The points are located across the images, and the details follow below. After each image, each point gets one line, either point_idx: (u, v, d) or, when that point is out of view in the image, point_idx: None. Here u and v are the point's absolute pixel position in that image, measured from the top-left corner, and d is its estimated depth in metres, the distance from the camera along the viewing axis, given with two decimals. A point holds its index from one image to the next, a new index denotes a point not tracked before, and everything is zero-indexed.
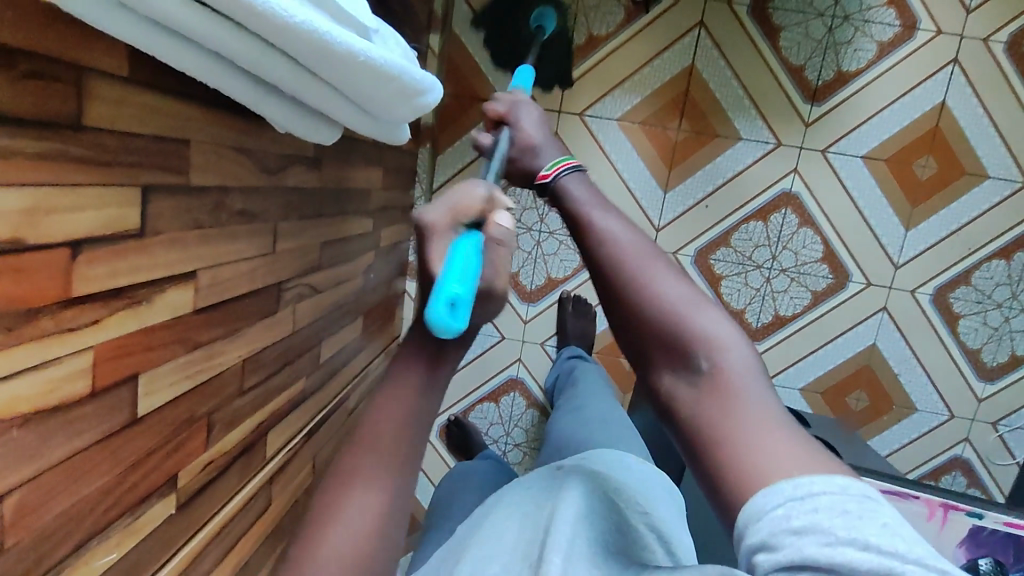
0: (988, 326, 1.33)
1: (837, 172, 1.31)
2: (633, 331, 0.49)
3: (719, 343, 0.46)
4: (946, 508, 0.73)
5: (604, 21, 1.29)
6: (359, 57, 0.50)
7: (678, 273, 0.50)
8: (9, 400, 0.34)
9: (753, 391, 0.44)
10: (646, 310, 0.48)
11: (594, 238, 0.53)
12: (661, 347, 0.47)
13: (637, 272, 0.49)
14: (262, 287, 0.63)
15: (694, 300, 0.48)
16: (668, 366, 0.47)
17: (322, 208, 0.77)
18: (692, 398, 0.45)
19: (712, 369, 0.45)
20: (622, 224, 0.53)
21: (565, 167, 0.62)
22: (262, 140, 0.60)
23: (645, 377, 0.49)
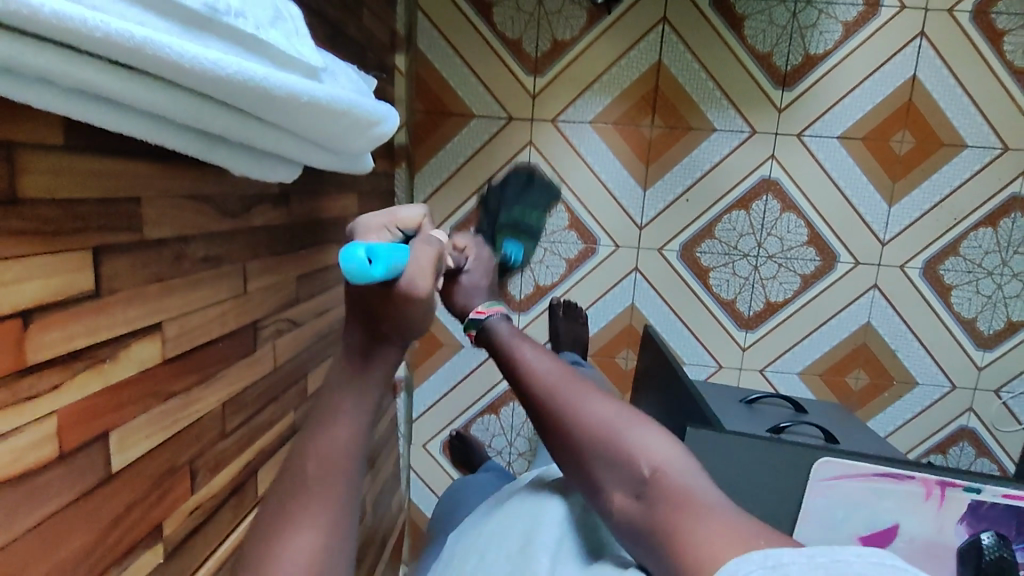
0: (981, 295, 1.33)
1: (815, 155, 1.31)
2: (577, 455, 0.51)
3: (653, 450, 0.47)
4: (943, 486, 0.71)
5: (568, 26, 1.29)
6: (303, 98, 0.51)
7: (600, 390, 0.53)
8: None
9: (691, 490, 0.44)
10: (583, 434, 0.50)
11: (529, 377, 0.55)
12: (605, 468, 0.49)
13: (569, 397, 0.52)
14: (236, 328, 0.64)
15: (624, 415, 0.51)
16: (616, 483, 0.48)
17: (294, 242, 0.78)
18: (643, 514, 0.46)
19: (654, 472, 0.46)
20: (547, 360, 0.55)
21: (497, 309, 0.63)
22: (220, 185, 0.60)
23: (599, 498, 0.50)
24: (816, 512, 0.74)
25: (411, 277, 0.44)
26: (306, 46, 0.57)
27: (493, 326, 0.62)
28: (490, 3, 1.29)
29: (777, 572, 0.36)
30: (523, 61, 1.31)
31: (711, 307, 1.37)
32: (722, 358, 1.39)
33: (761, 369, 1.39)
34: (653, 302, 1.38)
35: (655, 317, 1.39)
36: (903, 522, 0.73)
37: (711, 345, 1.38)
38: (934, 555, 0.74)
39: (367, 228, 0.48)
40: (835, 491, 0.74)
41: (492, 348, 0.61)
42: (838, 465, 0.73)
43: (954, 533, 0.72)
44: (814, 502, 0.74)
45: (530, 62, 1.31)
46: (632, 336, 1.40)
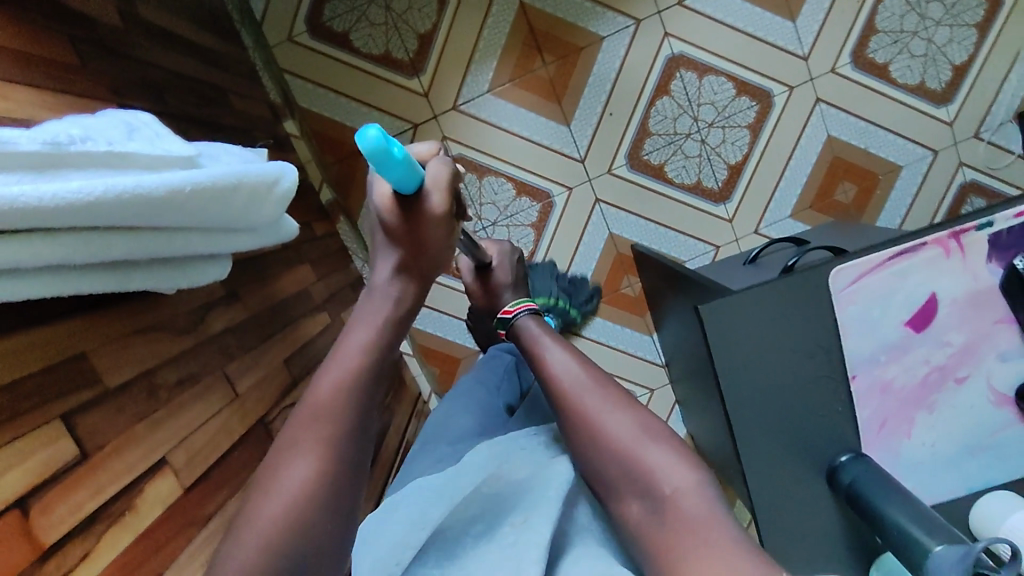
0: (917, 57, 1.32)
1: (703, 13, 1.29)
2: (604, 467, 0.58)
3: (671, 469, 0.55)
4: (957, 236, 0.71)
5: (423, 16, 1.28)
6: (185, 188, 0.50)
7: (627, 405, 0.61)
8: None
9: (705, 506, 0.53)
10: (611, 451, 0.58)
11: (563, 393, 0.62)
12: (624, 479, 0.57)
13: (602, 419, 0.59)
14: (242, 433, 0.64)
15: (647, 434, 0.58)
16: (635, 496, 0.56)
17: (264, 332, 0.78)
18: (657, 516, 0.54)
19: (672, 492, 0.54)
20: (588, 381, 0.62)
21: (524, 308, 0.73)
22: (164, 308, 0.60)
23: (610, 500, 0.58)
24: (855, 321, 0.72)
25: (429, 192, 0.55)
26: (172, 144, 0.57)
27: (529, 337, 0.69)
28: (343, 33, 1.29)
29: None
30: (399, 68, 1.30)
31: (681, 198, 1.36)
32: (715, 239, 1.37)
33: (756, 230, 1.37)
34: (629, 221, 1.37)
35: (636, 234, 1.37)
36: (938, 288, 0.72)
37: (699, 232, 1.37)
38: (983, 304, 0.72)
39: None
40: (862, 293, 0.72)
41: (528, 352, 0.68)
42: (853, 267, 0.71)
43: (987, 274, 0.72)
44: (849, 314, 0.72)
45: (406, 67, 1.30)
46: (625, 262, 1.39)
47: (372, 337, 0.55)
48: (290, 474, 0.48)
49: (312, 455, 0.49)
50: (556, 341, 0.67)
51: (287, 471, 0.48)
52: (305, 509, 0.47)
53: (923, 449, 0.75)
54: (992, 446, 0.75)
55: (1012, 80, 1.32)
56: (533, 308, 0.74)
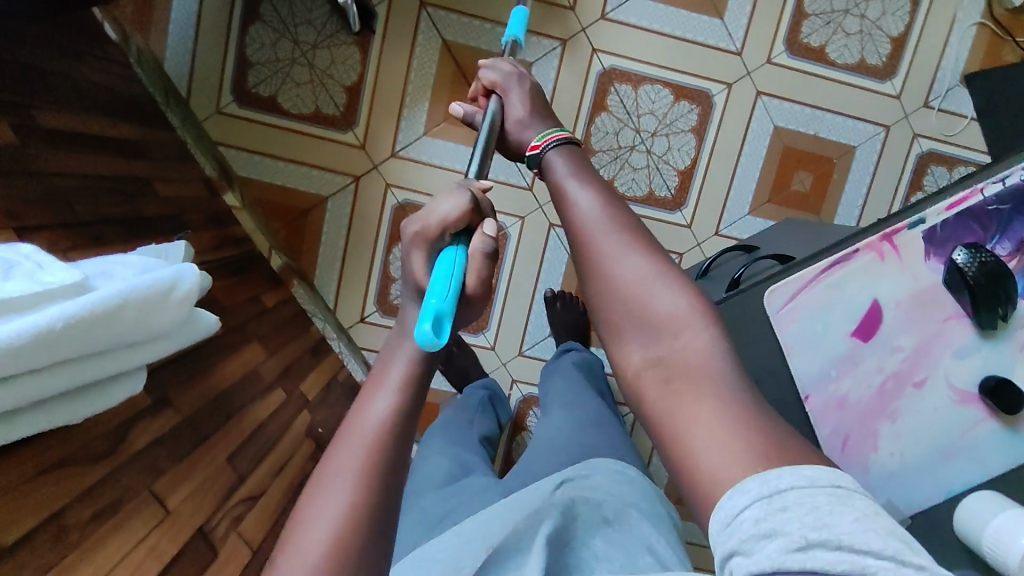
0: (853, 35, 1.29)
1: (629, 23, 1.27)
2: (611, 305, 0.51)
3: (686, 318, 0.48)
4: (888, 239, 0.69)
5: (348, 68, 1.27)
6: (53, 326, 0.49)
7: (647, 248, 0.53)
8: None
9: (712, 364, 0.46)
10: (616, 290, 0.51)
11: (579, 232, 0.55)
12: (631, 322, 0.50)
13: (612, 257, 0.52)
14: (176, 551, 0.62)
15: (665, 278, 0.51)
16: (639, 336, 0.49)
17: (202, 430, 0.76)
18: (660, 361, 0.48)
19: (681, 347, 0.47)
20: (606, 215, 0.55)
21: (552, 139, 0.65)
22: (75, 438, 0.58)
23: (612, 348, 0.52)
24: (797, 339, 0.71)
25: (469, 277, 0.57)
26: (55, 270, 0.55)
27: (556, 174, 0.61)
28: (271, 97, 1.27)
29: (774, 502, 0.37)
30: (332, 124, 1.29)
31: (635, 211, 1.33)
32: (676, 247, 1.35)
33: (717, 233, 1.35)
34: None
35: None
36: (879, 294, 0.70)
37: (658, 242, 1.34)
38: (928, 303, 0.70)
39: (419, 239, 0.57)
40: (800, 312, 0.71)
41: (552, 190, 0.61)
42: (785, 286, 0.71)
43: (927, 272, 0.70)
44: (790, 333, 0.72)
45: (339, 121, 1.29)
46: None
47: (399, 401, 0.51)
48: (320, 506, 0.46)
49: (348, 485, 0.46)
50: (582, 173, 0.60)
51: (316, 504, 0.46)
52: (346, 541, 0.44)
53: (890, 460, 0.72)
54: (965, 448, 0.72)
55: (953, 45, 1.29)
56: (565, 139, 0.66)
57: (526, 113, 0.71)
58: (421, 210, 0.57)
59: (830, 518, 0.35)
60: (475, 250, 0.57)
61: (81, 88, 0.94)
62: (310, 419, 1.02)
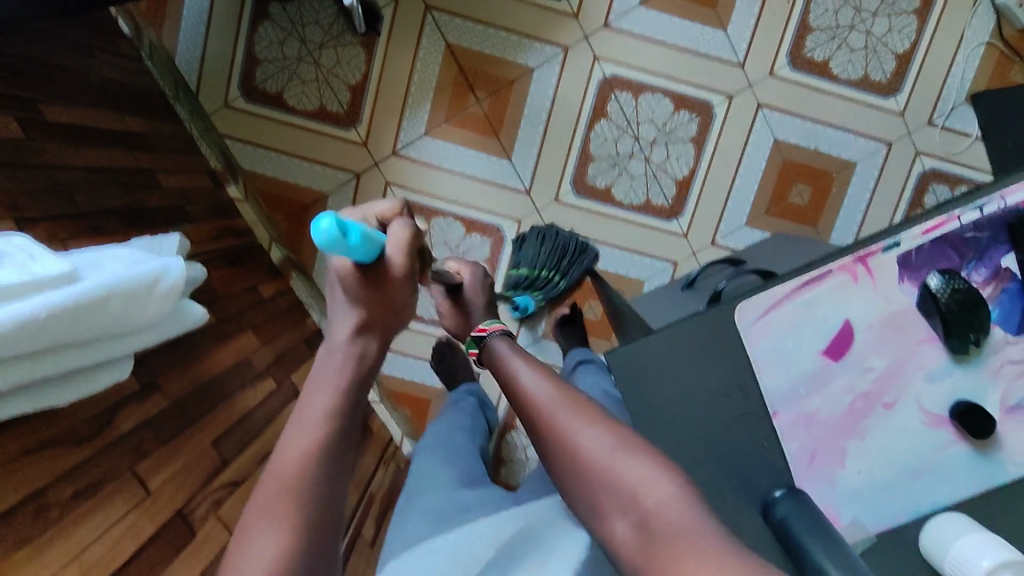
0: (858, 50, 1.29)
1: (632, 32, 1.28)
2: (587, 488, 0.53)
3: (649, 480, 0.50)
4: (862, 261, 0.70)
5: (353, 68, 1.30)
6: (40, 315, 0.52)
7: (602, 420, 0.55)
8: None
9: (688, 518, 0.48)
10: (587, 469, 0.53)
11: (540, 412, 0.57)
12: (606, 499, 0.52)
13: (572, 433, 0.54)
14: (155, 532, 0.65)
15: (625, 444, 0.53)
16: (617, 511, 0.51)
17: (189, 416, 0.79)
18: (640, 532, 0.49)
19: (655, 506, 0.49)
20: (558, 395, 0.57)
21: (496, 325, 0.67)
22: (61, 420, 0.61)
23: (596, 525, 0.53)
24: (769, 356, 0.71)
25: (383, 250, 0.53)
26: (45, 262, 0.58)
27: (500, 354, 0.64)
28: (278, 93, 1.30)
29: None
30: (336, 122, 1.32)
31: (632, 218, 1.34)
32: (672, 255, 1.35)
33: (713, 242, 1.35)
34: None
35: None
36: (851, 314, 0.70)
37: (654, 250, 1.35)
38: (900, 325, 0.70)
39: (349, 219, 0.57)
40: (771, 328, 0.71)
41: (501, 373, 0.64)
42: (757, 304, 0.71)
43: (901, 295, 0.70)
44: (760, 349, 0.71)
45: (342, 119, 1.32)
46: (585, 287, 1.37)
47: (336, 398, 0.52)
48: (261, 540, 0.46)
49: (284, 522, 0.47)
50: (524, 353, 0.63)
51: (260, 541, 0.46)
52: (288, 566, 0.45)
53: (857, 477, 0.72)
54: (933, 469, 0.72)
55: (959, 63, 1.29)
56: (507, 328, 0.68)
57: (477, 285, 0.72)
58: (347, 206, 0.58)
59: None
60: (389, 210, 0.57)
61: (90, 82, 0.97)
62: None
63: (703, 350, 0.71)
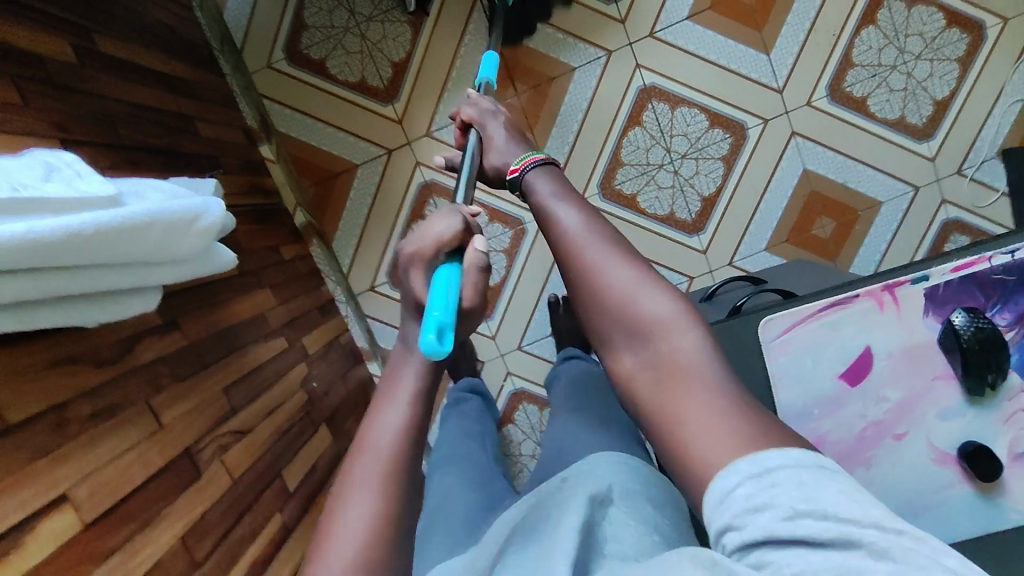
0: (897, 91, 1.30)
1: (676, 44, 1.29)
2: (598, 317, 0.55)
3: (676, 326, 0.52)
4: (890, 290, 0.70)
5: (398, 45, 1.31)
6: (87, 229, 0.53)
7: (635, 261, 0.57)
8: None
9: (702, 366, 0.49)
10: (605, 299, 0.55)
11: (568, 245, 0.58)
12: (623, 333, 0.54)
13: (597, 264, 0.56)
14: (163, 465, 0.65)
15: (651, 289, 0.54)
16: (626, 346, 0.53)
17: (205, 359, 0.80)
18: (648, 367, 0.52)
19: (669, 351, 0.51)
20: (586, 228, 0.59)
21: (528, 160, 0.69)
22: (86, 343, 0.62)
23: (604, 354, 0.56)
24: (787, 372, 0.72)
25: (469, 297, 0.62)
26: (92, 183, 0.59)
27: (532, 186, 0.67)
28: (320, 60, 1.31)
29: (765, 479, 0.42)
30: (374, 96, 1.32)
31: (653, 228, 1.35)
32: (689, 270, 1.36)
33: (731, 262, 1.36)
34: None
35: None
36: (873, 341, 0.71)
37: (672, 263, 1.36)
38: (919, 359, 0.71)
39: (420, 256, 0.64)
40: (793, 344, 0.72)
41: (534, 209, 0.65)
42: (783, 318, 0.72)
43: (924, 329, 0.70)
44: (779, 364, 0.72)
45: (381, 94, 1.32)
46: None
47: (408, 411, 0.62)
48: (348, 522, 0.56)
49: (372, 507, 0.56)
50: (575, 204, 0.62)
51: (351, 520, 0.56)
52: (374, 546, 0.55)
53: None
54: (933, 507, 0.73)
55: (995, 117, 1.30)
56: (542, 161, 0.71)
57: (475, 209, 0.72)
58: (420, 232, 0.65)
59: (812, 493, 0.40)
60: (470, 263, 0.63)
61: (142, 22, 0.98)
62: (306, 372, 1.06)
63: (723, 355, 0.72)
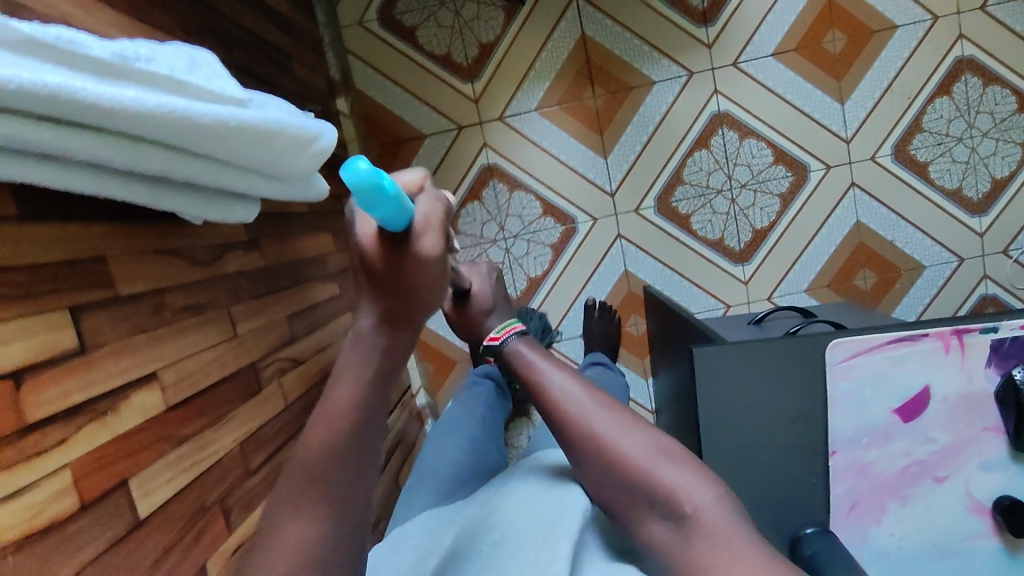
0: (959, 163, 1.33)
1: (756, 78, 1.33)
2: (616, 486, 0.52)
3: (690, 487, 0.49)
4: (958, 335, 0.72)
5: (489, 27, 1.33)
6: (231, 123, 0.54)
7: (637, 424, 0.55)
8: (33, 507, 0.39)
9: (732, 527, 0.47)
10: (621, 471, 0.52)
11: (563, 413, 0.56)
12: (643, 505, 0.51)
13: (604, 432, 0.54)
14: (235, 371, 0.66)
15: (660, 451, 0.53)
16: (653, 516, 0.50)
17: (274, 283, 0.80)
18: (676, 539, 0.48)
19: (695, 510, 0.48)
20: (581, 388, 0.57)
21: (512, 330, 0.62)
22: (186, 238, 0.62)
23: (630, 528, 0.52)
24: (845, 397, 0.73)
25: (420, 229, 0.41)
26: (227, 83, 0.59)
27: (518, 354, 0.61)
28: (410, 28, 1.33)
29: None
30: (456, 72, 1.35)
31: (701, 250, 1.37)
32: (727, 297, 1.39)
33: (769, 297, 1.38)
34: (645, 262, 1.39)
35: (651, 276, 1.39)
36: (932, 382, 0.72)
37: (713, 288, 1.38)
38: (974, 408, 0.72)
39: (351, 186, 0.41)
40: (855, 370, 0.73)
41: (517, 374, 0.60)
42: (851, 343, 0.72)
43: (983, 379, 0.72)
44: (839, 387, 0.73)
45: (463, 71, 1.35)
46: (636, 301, 1.40)
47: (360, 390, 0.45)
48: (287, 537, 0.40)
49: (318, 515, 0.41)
50: (561, 366, 0.59)
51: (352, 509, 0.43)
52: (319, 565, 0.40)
53: (889, 539, 0.75)
54: (961, 554, 0.75)
55: None
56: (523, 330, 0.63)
57: (488, 290, 0.66)
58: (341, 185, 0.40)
59: None
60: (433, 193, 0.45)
61: None
62: None
63: (787, 369, 0.73)
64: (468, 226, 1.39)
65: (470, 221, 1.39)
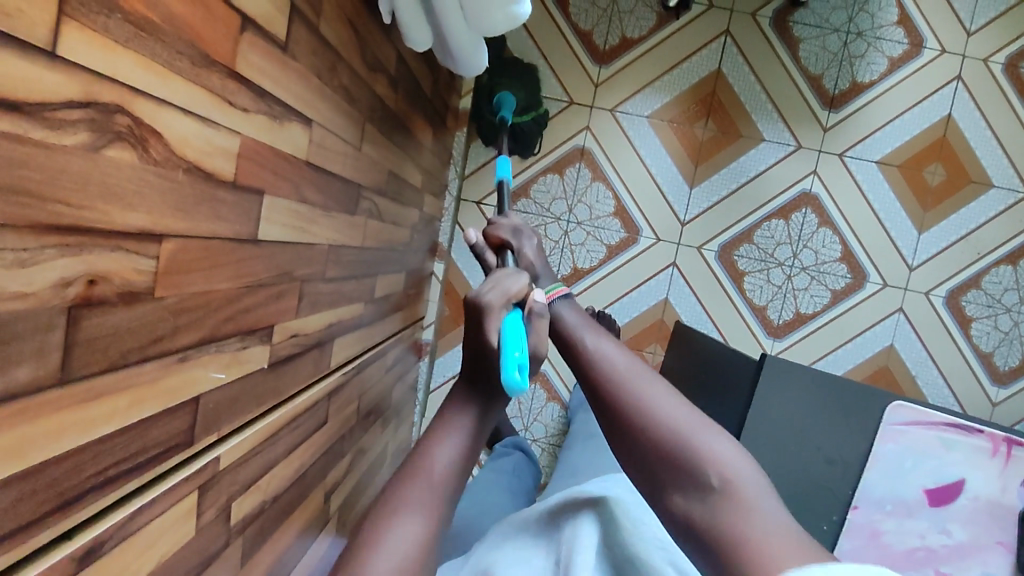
0: (999, 330, 1.38)
1: (853, 175, 1.37)
2: (637, 453, 0.47)
3: (722, 457, 0.44)
4: (1009, 444, 0.72)
5: (638, 25, 1.35)
6: None
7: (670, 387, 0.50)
8: (206, 145, 0.36)
9: (766, 508, 0.42)
10: (650, 432, 0.47)
11: (598, 370, 0.52)
12: (667, 471, 0.46)
13: (637, 390, 0.49)
14: (350, 177, 0.64)
15: (695, 418, 0.47)
16: (678, 486, 0.45)
17: (392, 132, 0.78)
18: (706, 520, 0.43)
19: (723, 484, 0.43)
20: (618, 351, 0.53)
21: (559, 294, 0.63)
22: (364, 29, 0.61)
23: (653, 499, 0.47)
24: (886, 460, 0.73)
25: None
26: None
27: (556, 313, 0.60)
28: None
29: None
30: (590, 50, 1.36)
31: (741, 310, 1.39)
32: None
33: None
34: (687, 298, 1.40)
35: (685, 312, 1.40)
36: (968, 478, 0.72)
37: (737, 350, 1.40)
38: (998, 518, 0.72)
39: None
40: (905, 438, 0.73)
41: (560, 338, 0.58)
42: (911, 411, 0.72)
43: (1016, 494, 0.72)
44: (884, 449, 0.73)
45: (597, 52, 1.36)
46: (661, 331, 1.41)
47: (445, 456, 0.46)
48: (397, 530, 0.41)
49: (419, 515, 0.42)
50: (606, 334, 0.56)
51: (396, 529, 0.41)
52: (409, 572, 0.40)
53: None
54: None
55: None
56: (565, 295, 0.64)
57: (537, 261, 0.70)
58: None
59: None
60: None
61: None
62: (415, 219, 1.04)
63: (840, 407, 0.73)
64: (539, 196, 1.39)
65: (543, 191, 1.39)
